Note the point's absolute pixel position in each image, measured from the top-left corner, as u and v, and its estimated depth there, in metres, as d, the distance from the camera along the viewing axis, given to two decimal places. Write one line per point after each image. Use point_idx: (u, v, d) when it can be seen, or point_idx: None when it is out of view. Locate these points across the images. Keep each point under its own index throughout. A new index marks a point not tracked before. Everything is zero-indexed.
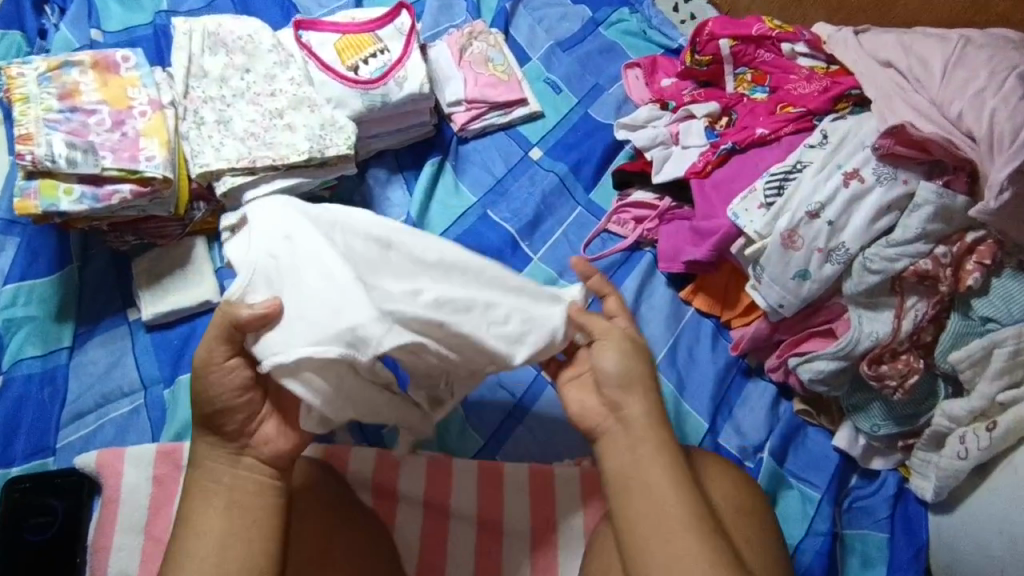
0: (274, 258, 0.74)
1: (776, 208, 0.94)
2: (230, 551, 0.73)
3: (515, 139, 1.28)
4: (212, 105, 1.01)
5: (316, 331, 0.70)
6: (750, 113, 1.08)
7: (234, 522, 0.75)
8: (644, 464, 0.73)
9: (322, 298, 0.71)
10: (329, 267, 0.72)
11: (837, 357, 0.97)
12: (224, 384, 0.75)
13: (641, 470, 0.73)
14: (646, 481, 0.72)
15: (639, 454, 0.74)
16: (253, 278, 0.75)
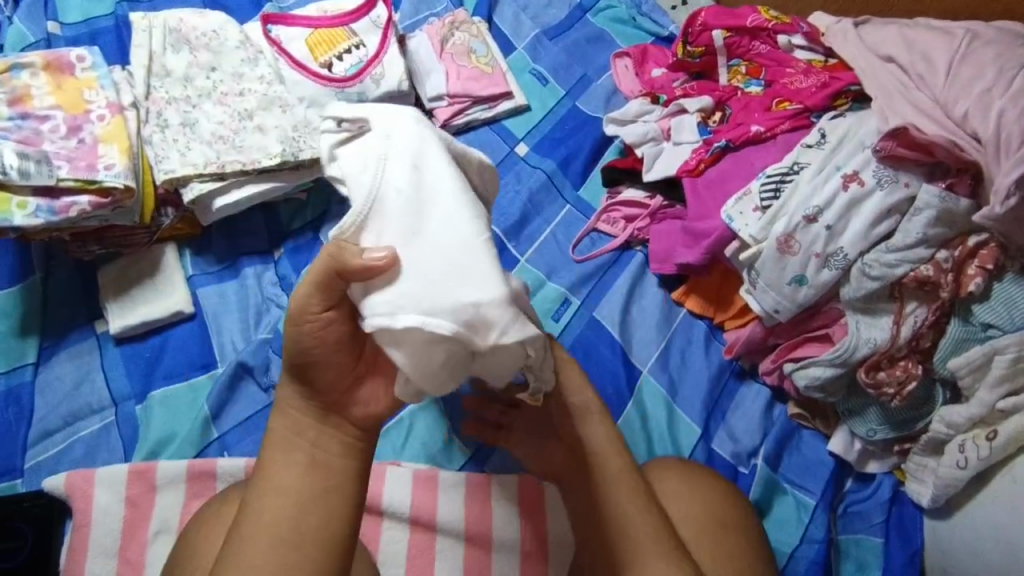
0: (409, 192, 0.62)
1: (772, 212, 0.91)
2: (305, 518, 0.65)
3: (501, 135, 1.23)
4: (176, 106, 0.96)
5: (423, 290, 0.57)
6: (744, 109, 1.04)
7: (318, 485, 0.67)
8: (612, 482, 0.81)
9: (445, 255, 0.59)
10: (456, 221, 0.61)
11: (834, 363, 0.94)
12: (327, 333, 0.66)
13: (613, 484, 0.81)
14: (617, 499, 0.80)
15: (607, 474, 0.81)
16: (370, 211, 0.62)
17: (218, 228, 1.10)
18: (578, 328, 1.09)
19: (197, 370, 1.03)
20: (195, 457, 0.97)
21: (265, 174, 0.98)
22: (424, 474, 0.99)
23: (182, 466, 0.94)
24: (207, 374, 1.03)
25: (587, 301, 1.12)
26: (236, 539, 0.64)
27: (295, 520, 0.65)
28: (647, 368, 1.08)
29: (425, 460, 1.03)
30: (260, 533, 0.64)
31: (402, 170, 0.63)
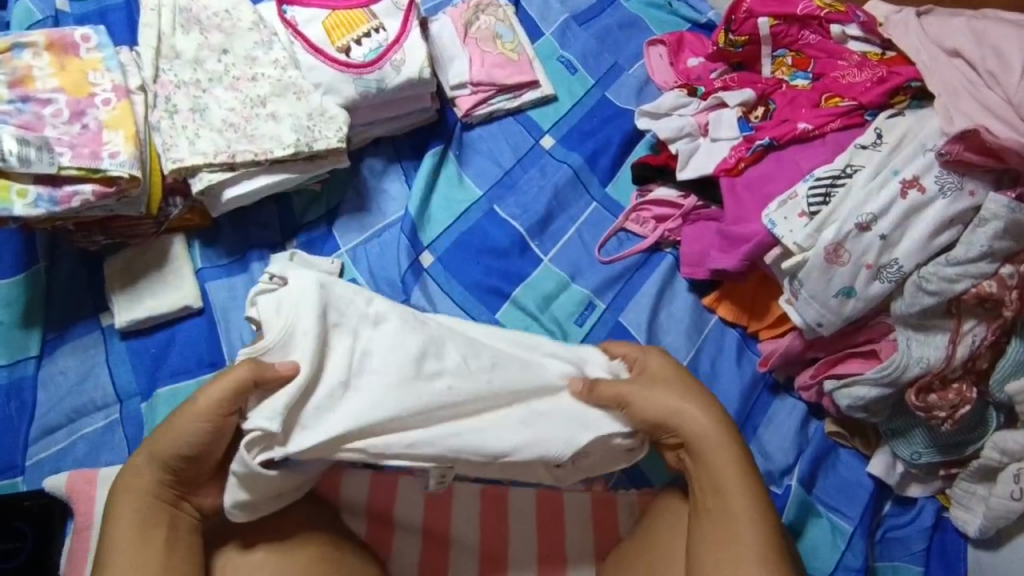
0: (308, 338, 0.77)
1: (820, 219, 0.83)
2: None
3: (525, 126, 1.17)
4: (186, 90, 0.91)
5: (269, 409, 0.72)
6: (791, 104, 0.96)
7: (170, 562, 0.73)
8: (723, 475, 0.76)
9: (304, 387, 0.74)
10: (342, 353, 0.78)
11: (881, 383, 0.87)
12: (186, 431, 0.74)
13: (718, 477, 0.76)
14: (723, 493, 0.75)
15: (718, 464, 0.76)
16: (278, 343, 0.77)
17: (228, 219, 1.05)
18: (601, 335, 1.04)
19: (204, 368, 0.98)
20: None
21: (279, 164, 0.93)
22: None
23: None
24: (214, 372, 0.98)
25: (612, 306, 1.06)
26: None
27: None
28: None
29: None
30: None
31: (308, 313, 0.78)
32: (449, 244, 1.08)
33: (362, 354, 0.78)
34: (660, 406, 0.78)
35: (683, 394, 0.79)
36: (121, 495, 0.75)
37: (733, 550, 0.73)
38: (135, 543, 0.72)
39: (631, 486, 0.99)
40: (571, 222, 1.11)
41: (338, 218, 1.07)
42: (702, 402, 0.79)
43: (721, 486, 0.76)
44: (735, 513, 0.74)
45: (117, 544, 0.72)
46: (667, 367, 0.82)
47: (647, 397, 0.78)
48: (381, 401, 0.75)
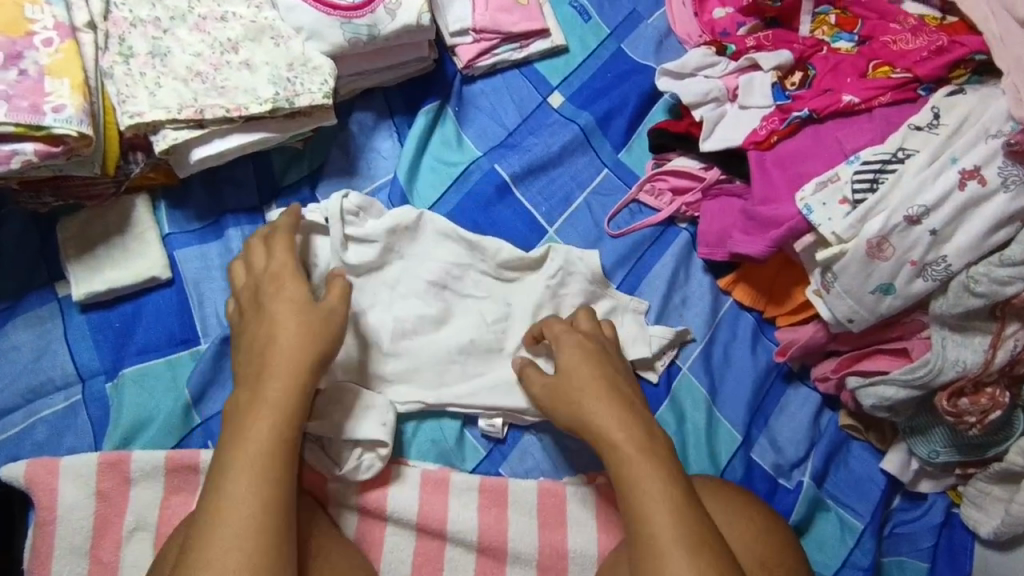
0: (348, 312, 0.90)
1: (867, 206, 0.75)
2: (269, 509, 0.65)
3: (532, 81, 1.06)
4: (143, 30, 0.78)
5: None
6: (834, 71, 0.87)
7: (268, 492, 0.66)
8: (638, 477, 0.71)
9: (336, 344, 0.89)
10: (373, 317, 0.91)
11: (910, 386, 0.82)
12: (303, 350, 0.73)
13: (627, 481, 0.71)
14: (631, 494, 0.71)
15: (626, 469, 0.72)
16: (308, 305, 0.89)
17: (200, 178, 0.94)
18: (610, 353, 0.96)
19: (176, 345, 0.90)
20: (174, 448, 0.86)
21: (255, 122, 0.81)
22: (433, 478, 0.88)
23: (159, 458, 0.83)
24: (188, 351, 0.90)
25: (624, 287, 0.99)
26: (221, 504, 0.64)
27: (260, 467, 0.66)
28: (686, 364, 0.97)
29: (436, 459, 0.92)
30: (248, 484, 0.65)
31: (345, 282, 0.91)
32: (446, 211, 0.98)
33: (392, 316, 0.92)
34: (571, 416, 0.80)
35: (596, 401, 0.78)
36: (270, 361, 0.72)
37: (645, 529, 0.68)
38: (270, 451, 0.67)
39: None
40: (547, 222, 1.01)
41: (322, 181, 0.97)
42: (614, 403, 0.78)
43: (642, 488, 0.70)
44: (648, 510, 0.69)
45: (261, 433, 0.68)
46: (587, 363, 0.82)
47: (558, 405, 0.81)
48: (425, 355, 0.92)
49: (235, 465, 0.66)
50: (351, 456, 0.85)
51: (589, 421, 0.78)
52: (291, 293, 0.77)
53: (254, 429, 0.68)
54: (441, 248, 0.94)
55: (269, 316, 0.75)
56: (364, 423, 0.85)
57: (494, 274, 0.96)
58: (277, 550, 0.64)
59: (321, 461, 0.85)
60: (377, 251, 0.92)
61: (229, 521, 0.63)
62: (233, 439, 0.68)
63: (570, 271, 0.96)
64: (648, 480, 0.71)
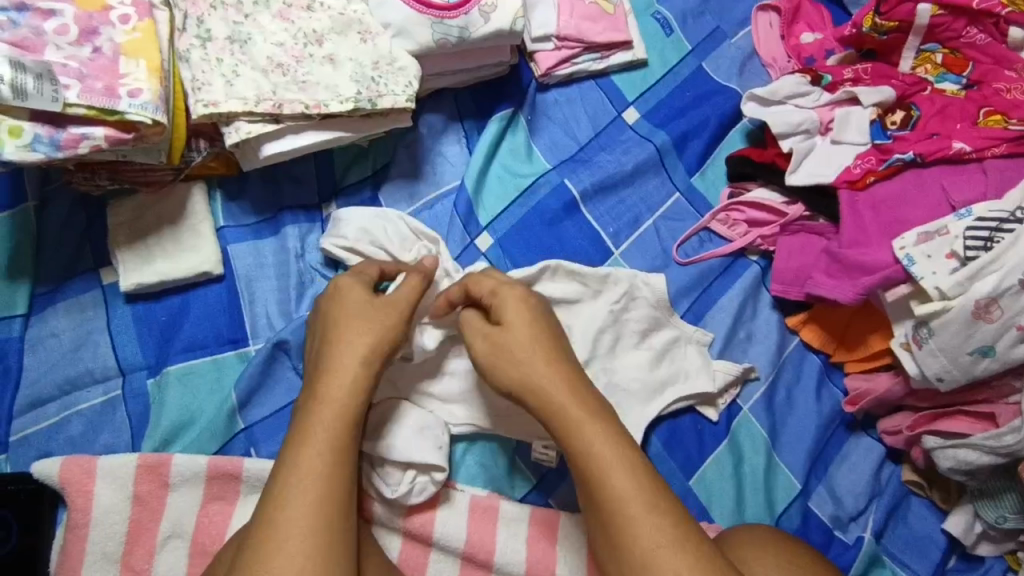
0: None
1: (979, 265, 0.72)
2: (333, 492, 0.63)
3: (609, 94, 1.02)
4: (224, 15, 0.73)
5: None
6: (941, 114, 0.84)
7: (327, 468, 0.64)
8: (588, 442, 0.66)
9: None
10: None
11: (995, 453, 0.78)
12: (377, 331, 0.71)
13: (578, 448, 0.66)
14: (588, 464, 0.66)
15: (573, 434, 0.67)
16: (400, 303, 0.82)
17: (258, 170, 0.89)
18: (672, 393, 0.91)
19: (224, 345, 0.84)
20: (217, 454, 0.80)
21: (331, 119, 0.76)
22: (481, 505, 0.84)
23: (200, 465, 0.78)
24: (236, 351, 0.84)
25: (688, 318, 0.95)
26: (277, 517, 0.61)
27: (332, 448, 0.65)
28: (747, 405, 0.92)
29: (484, 484, 0.87)
30: (307, 488, 0.62)
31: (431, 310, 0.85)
32: (513, 222, 0.93)
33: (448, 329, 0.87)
34: (511, 376, 0.71)
35: (540, 367, 0.71)
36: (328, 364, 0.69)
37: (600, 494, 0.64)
38: (335, 437, 0.65)
39: None
40: (614, 243, 0.96)
41: (385, 183, 0.92)
42: (557, 368, 0.71)
43: (592, 451, 0.66)
44: (603, 476, 0.64)
45: (326, 416, 0.66)
46: (526, 316, 0.74)
47: (499, 360, 0.72)
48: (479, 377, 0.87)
49: (287, 479, 0.63)
50: (405, 479, 0.80)
51: (536, 382, 0.70)
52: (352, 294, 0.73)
53: (312, 437, 0.65)
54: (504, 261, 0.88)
55: (330, 319, 0.73)
56: (417, 443, 0.80)
57: (556, 295, 0.89)
58: (337, 532, 0.61)
59: (372, 481, 0.80)
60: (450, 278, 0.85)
61: (291, 536, 0.60)
62: (288, 455, 0.64)
63: (634, 295, 0.91)
64: (599, 443, 0.66)
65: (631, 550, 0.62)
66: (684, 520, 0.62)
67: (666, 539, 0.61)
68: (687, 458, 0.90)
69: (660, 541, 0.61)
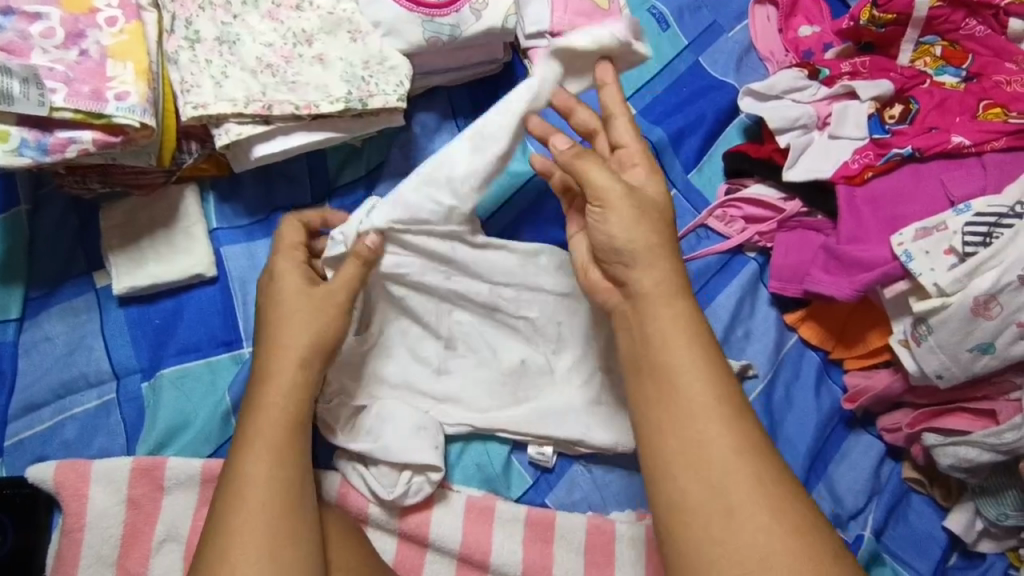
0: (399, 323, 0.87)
1: (977, 260, 0.71)
2: (282, 493, 0.66)
3: (604, 89, 1.01)
4: (213, 16, 0.73)
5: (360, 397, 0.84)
6: (940, 108, 0.83)
7: (266, 469, 0.66)
8: (676, 341, 0.65)
9: (387, 357, 0.86)
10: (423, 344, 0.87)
11: (996, 451, 0.77)
12: (305, 330, 0.71)
13: (666, 346, 0.65)
14: (672, 364, 0.64)
15: (666, 329, 0.66)
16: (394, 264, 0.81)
17: (251, 171, 0.89)
18: None
19: (218, 347, 0.84)
20: (211, 457, 0.80)
21: (321, 120, 0.75)
22: (477, 505, 0.84)
23: (194, 468, 0.78)
24: (229, 354, 0.84)
25: None
26: (228, 520, 0.64)
27: (274, 449, 0.67)
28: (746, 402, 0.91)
29: (480, 484, 0.86)
30: (255, 489, 0.65)
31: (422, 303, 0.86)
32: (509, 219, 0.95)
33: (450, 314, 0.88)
34: (624, 248, 0.68)
35: (658, 246, 0.68)
36: (267, 369, 0.71)
37: (683, 392, 0.63)
38: (274, 438, 0.68)
39: None
40: None
41: (378, 182, 0.91)
42: (664, 256, 0.69)
43: (682, 352, 0.65)
44: (689, 379, 0.64)
45: (267, 419, 0.68)
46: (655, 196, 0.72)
47: (621, 222, 0.68)
48: (473, 375, 0.88)
49: (235, 481, 0.66)
50: (400, 481, 0.80)
51: (651, 248, 0.68)
52: (288, 288, 0.73)
53: (253, 441, 0.68)
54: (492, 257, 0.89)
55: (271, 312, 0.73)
56: (411, 444, 0.80)
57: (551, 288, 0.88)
58: (287, 528, 0.65)
59: (367, 482, 0.80)
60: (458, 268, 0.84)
61: (243, 536, 0.63)
62: (233, 460, 0.67)
63: None
64: (684, 344, 0.65)
65: (704, 442, 0.62)
66: (754, 426, 0.63)
67: (748, 444, 0.62)
68: None
69: (738, 447, 0.61)
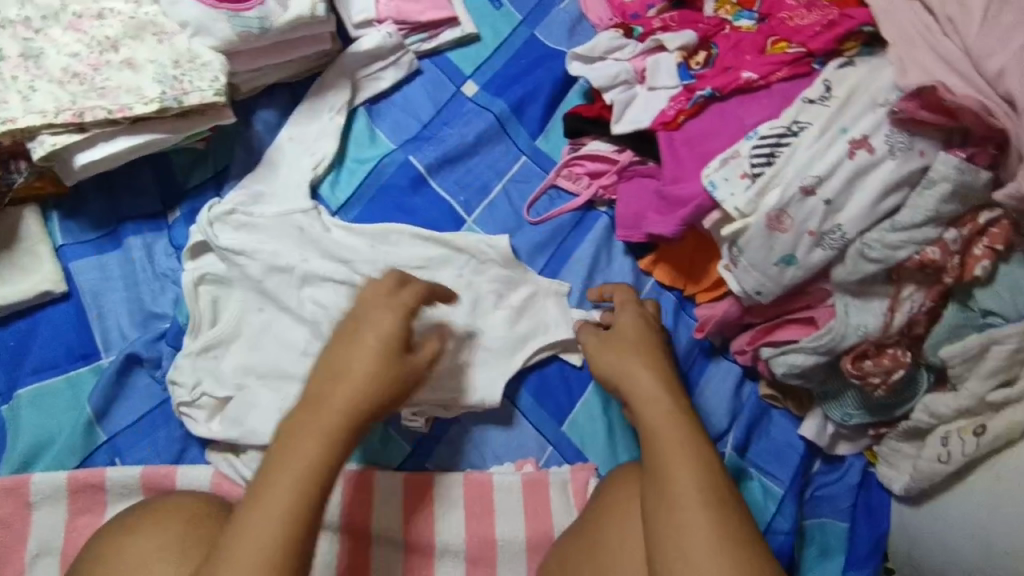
0: (259, 315, 0.90)
1: (763, 181, 0.77)
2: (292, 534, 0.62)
3: (445, 70, 1.05)
4: (14, 32, 0.74)
5: (226, 388, 0.86)
6: (734, 49, 0.88)
7: (273, 509, 0.62)
8: (665, 439, 0.72)
9: (253, 348, 0.89)
10: (289, 332, 0.90)
11: (818, 352, 0.84)
12: (356, 362, 0.70)
13: (652, 446, 0.73)
14: (655, 458, 0.72)
15: (654, 428, 0.74)
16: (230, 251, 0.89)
17: (92, 185, 0.90)
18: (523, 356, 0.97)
19: (76, 361, 0.85)
20: (78, 467, 0.82)
21: (142, 123, 0.78)
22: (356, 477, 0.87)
23: (61, 480, 0.79)
24: (89, 366, 0.85)
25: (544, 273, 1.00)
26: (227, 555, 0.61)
27: (307, 490, 0.64)
28: None
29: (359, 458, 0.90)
30: (265, 519, 0.62)
31: (279, 287, 0.90)
32: (363, 204, 0.98)
33: (309, 297, 0.91)
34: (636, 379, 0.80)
35: (642, 356, 0.82)
36: (332, 396, 0.68)
37: (664, 485, 0.69)
38: (305, 479, 0.64)
39: (564, 463, 0.95)
40: (466, 212, 1.00)
41: (225, 182, 0.93)
42: (649, 366, 0.80)
43: (664, 447, 0.72)
44: (672, 472, 0.70)
45: (314, 453, 0.65)
46: (639, 326, 0.86)
47: (621, 357, 0.83)
48: None
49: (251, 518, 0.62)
50: None
51: (647, 358, 0.82)
52: (373, 315, 0.74)
53: (299, 466, 0.65)
54: (348, 240, 0.94)
55: (326, 353, 0.72)
56: (279, 426, 0.83)
57: (410, 264, 0.95)
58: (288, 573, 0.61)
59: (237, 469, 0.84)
60: (292, 247, 0.91)
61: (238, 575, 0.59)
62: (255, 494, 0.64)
63: (482, 259, 0.96)
64: (666, 441, 0.72)
65: (679, 530, 0.66)
66: (742, 526, 0.66)
67: (718, 539, 0.65)
68: (557, 406, 0.96)
69: (712, 542, 0.65)
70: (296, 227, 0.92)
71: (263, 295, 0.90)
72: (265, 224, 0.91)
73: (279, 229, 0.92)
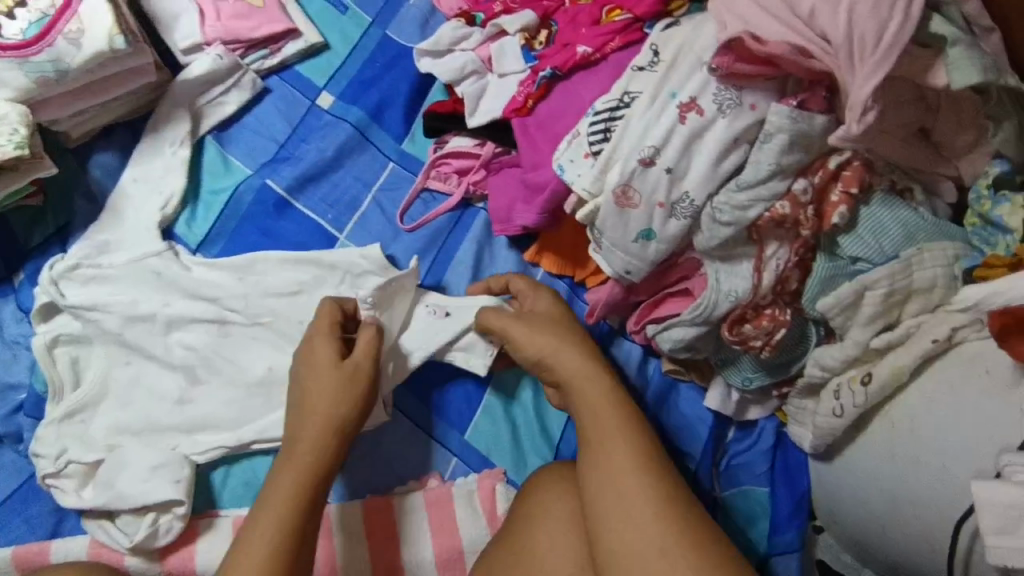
0: (127, 369, 0.87)
1: (604, 158, 0.74)
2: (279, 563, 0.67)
3: (296, 85, 1.00)
4: None
5: (95, 451, 0.83)
6: (572, 23, 0.85)
7: (266, 546, 0.68)
8: (597, 414, 0.72)
9: (124, 405, 0.85)
10: (160, 380, 0.87)
11: (697, 322, 0.82)
12: (331, 406, 0.76)
13: (586, 422, 0.72)
14: (593, 434, 0.71)
15: (585, 402, 0.74)
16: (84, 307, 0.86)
17: None
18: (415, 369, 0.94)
19: None
20: None
21: None
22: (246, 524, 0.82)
23: None
24: None
25: (427, 278, 0.95)
26: None
27: (286, 526, 0.69)
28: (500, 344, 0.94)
29: (251, 501, 0.84)
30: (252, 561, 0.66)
31: (143, 336, 0.87)
32: (223, 238, 0.93)
33: (177, 342, 0.88)
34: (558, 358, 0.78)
35: (558, 329, 0.80)
36: (301, 432, 0.75)
37: (600, 456, 0.69)
38: (286, 517, 0.69)
39: (470, 472, 0.91)
40: (336, 229, 0.95)
41: (70, 237, 0.90)
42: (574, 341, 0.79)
43: (602, 416, 0.72)
44: (608, 443, 0.69)
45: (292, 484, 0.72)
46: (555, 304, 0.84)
47: (534, 333, 0.80)
48: (213, 402, 0.86)
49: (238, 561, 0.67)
50: (145, 524, 0.80)
51: (553, 331, 0.80)
52: (319, 361, 0.78)
53: (274, 509, 0.70)
54: (209, 277, 0.90)
55: (301, 390, 0.78)
56: (149, 483, 0.80)
57: (278, 291, 0.90)
58: None
59: (110, 534, 0.80)
60: (154, 293, 0.88)
61: None
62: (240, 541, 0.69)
63: (357, 273, 0.91)
64: (602, 413, 0.72)
65: (621, 494, 0.66)
66: (673, 487, 0.66)
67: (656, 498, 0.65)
68: (455, 415, 0.92)
69: (649, 504, 0.64)
70: (154, 271, 0.88)
71: (127, 347, 0.87)
72: (119, 274, 0.88)
73: (137, 276, 0.88)
